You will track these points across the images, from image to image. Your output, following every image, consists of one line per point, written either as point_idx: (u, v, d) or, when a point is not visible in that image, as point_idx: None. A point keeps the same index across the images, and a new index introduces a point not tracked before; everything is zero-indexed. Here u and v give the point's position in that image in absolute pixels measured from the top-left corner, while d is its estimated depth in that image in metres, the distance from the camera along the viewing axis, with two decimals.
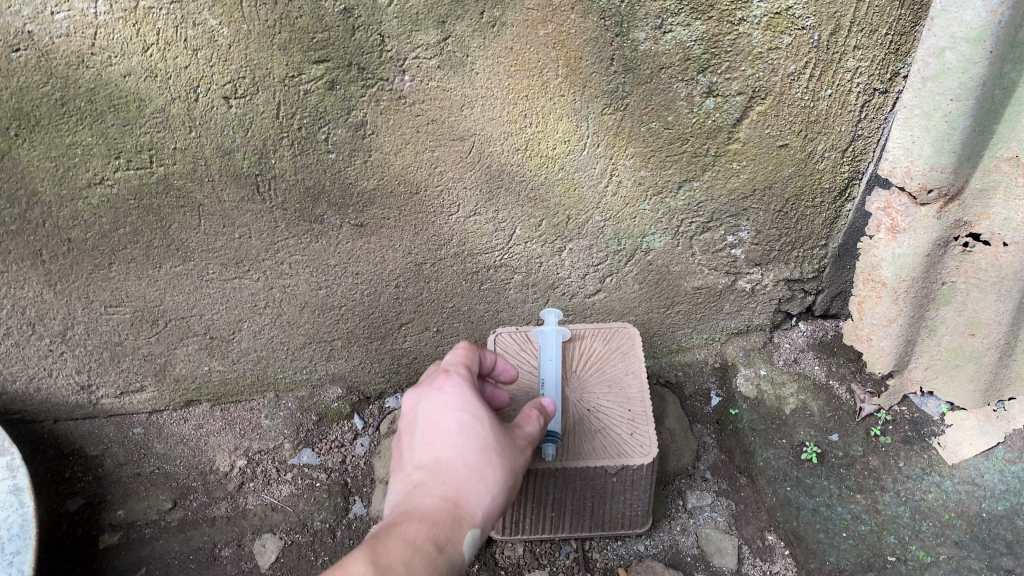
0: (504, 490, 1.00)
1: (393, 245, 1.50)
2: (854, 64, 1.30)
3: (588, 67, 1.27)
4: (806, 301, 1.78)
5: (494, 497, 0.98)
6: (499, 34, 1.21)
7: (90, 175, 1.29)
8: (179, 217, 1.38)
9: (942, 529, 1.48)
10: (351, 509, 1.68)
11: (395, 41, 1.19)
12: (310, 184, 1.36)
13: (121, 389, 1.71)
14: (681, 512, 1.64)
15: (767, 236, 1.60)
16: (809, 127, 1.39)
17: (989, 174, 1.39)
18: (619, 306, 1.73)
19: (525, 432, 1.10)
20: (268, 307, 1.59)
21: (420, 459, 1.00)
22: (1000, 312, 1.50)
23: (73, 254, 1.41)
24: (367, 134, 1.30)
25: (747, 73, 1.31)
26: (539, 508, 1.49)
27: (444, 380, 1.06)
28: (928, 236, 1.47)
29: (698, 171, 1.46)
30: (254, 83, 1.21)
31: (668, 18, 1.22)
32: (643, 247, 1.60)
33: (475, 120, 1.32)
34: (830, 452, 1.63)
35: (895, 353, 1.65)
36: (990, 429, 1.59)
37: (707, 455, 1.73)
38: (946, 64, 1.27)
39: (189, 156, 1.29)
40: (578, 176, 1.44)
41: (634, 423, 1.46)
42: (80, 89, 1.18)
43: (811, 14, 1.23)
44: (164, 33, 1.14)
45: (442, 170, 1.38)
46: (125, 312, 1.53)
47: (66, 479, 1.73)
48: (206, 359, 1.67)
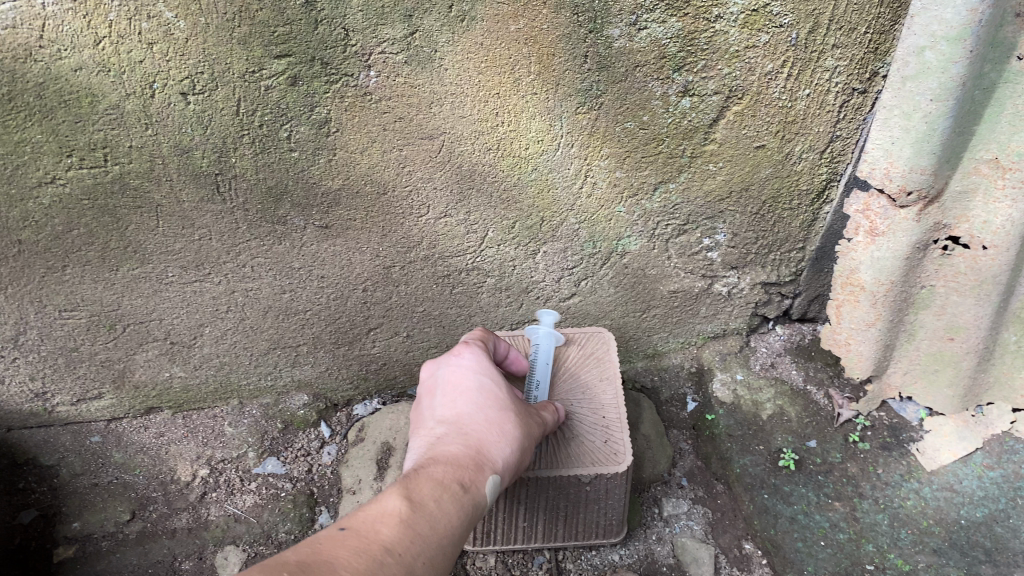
0: (521, 449, 1.09)
1: (360, 247, 1.46)
2: (833, 63, 1.27)
3: (561, 64, 1.23)
4: (783, 304, 1.75)
5: (513, 450, 1.07)
6: (469, 29, 1.17)
7: (41, 173, 1.23)
8: (136, 218, 1.33)
9: (920, 537, 1.45)
10: (317, 520, 1.61)
11: (360, 35, 1.15)
12: (272, 184, 1.31)
13: (78, 396, 1.65)
14: (657, 521, 1.60)
15: (744, 239, 1.57)
16: (787, 127, 1.36)
17: (968, 176, 1.38)
18: (594, 310, 1.70)
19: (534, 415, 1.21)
20: (231, 311, 1.54)
21: (443, 414, 1.09)
22: (980, 316, 1.48)
23: (24, 256, 1.34)
24: (332, 132, 1.25)
25: (724, 72, 1.27)
26: (512, 517, 1.45)
27: (462, 353, 1.19)
28: (908, 239, 1.45)
29: (674, 172, 1.42)
30: (212, 79, 1.16)
31: (643, 14, 1.18)
32: (619, 250, 1.56)
33: (445, 118, 1.27)
34: (807, 459, 1.60)
35: (874, 358, 1.63)
36: (968, 434, 1.56)
37: (683, 461, 1.68)
38: (926, 64, 1.25)
39: (146, 154, 1.24)
40: (552, 177, 1.40)
41: (609, 430, 1.43)
42: (27, 83, 1.12)
43: (789, 11, 1.20)
44: (117, 25, 1.08)
45: (410, 170, 1.34)
46: (80, 316, 1.47)
47: (19, 489, 1.66)
48: (167, 365, 1.62)
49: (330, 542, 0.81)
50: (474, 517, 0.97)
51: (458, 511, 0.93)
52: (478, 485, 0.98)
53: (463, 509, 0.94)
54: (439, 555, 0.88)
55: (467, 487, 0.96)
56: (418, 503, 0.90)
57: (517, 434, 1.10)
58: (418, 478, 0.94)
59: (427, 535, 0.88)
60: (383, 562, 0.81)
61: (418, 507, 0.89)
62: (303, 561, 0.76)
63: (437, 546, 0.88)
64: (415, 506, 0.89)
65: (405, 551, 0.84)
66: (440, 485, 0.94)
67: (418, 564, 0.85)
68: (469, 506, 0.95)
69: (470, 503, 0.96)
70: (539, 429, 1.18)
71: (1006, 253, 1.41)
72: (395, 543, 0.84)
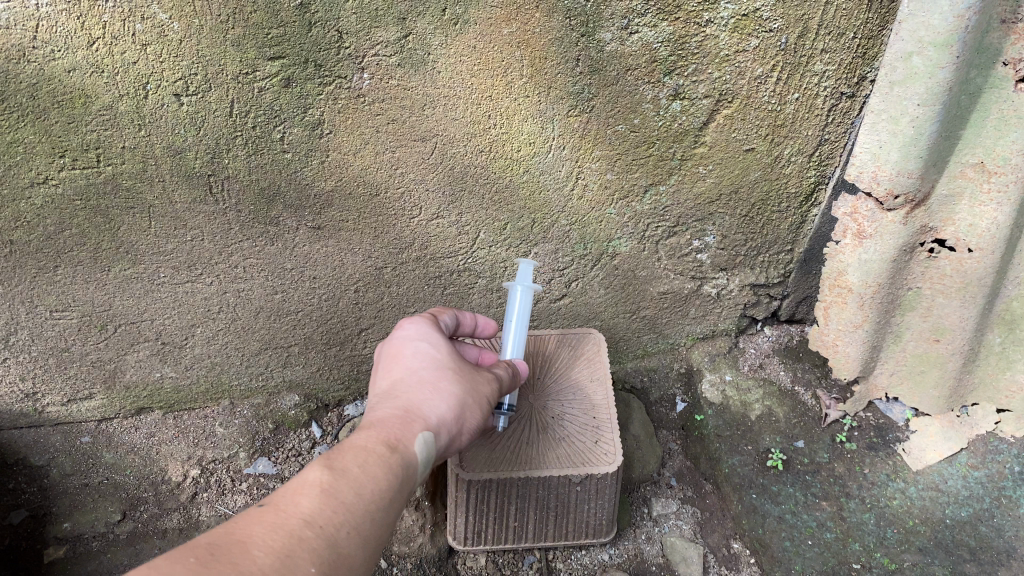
0: (461, 406, 1.07)
1: (352, 248, 1.46)
2: (821, 67, 1.28)
3: (553, 68, 1.24)
4: (771, 305, 1.77)
5: (450, 407, 1.06)
6: (462, 32, 1.18)
7: (33, 174, 1.23)
8: (128, 219, 1.33)
9: (906, 536, 1.47)
10: None
11: (354, 38, 1.15)
12: (265, 185, 1.32)
13: (68, 397, 1.64)
14: (646, 520, 1.62)
15: (733, 241, 1.58)
16: (776, 131, 1.38)
17: (955, 179, 1.40)
18: (585, 311, 1.70)
19: (492, 373, 1.18)
20: (222, 312, 1.54)
21: (382, 386, 1.10)
22: (965, 318, 1.50)
23: (16, 256, 1.34)
24: (325, 133, 1.26)
25: (714, 76, 1.28)
26: (503, 517, 1.45)
27: (412, 322, 1.19)
28: (895, 242, 1.47)
29: (665, 174, 1.43)
30: (206, 80, 1.16)
31: (634, 18, 1.19)
32: (609, 251, 1.57)
33: (437, 120, 1.28)
34: (795, 459, 1.61)
35: (861, 359, 1.64)
36: (953, 435, 1.58)
37: (672, 461, 1.72)
38: (913, 69, 1.26)
39: (139, 155, 1.24)
40: (543, 179, 1.41)
41: (599, 431, 1.45)
42: (20, 84, 1.12)
43: (779, 16, 1.21)
44: (111, 26, 1.09)
45: (403, 171, 1.34)
46: (71, 317, 1.47)
47: (9, 489, 1.66)
48: (158, 365, 1.62)
49: (248, 520, 0.80)
50: (405, 479, 0.96)
51: (385, 474, 0.92)
52: (402, 444, 0.97)
53: (391, 472, 0.93)
54: (367, 522, 0.88)
55: (390, 448, 0.95)
56: (341, 470, 0.89)
57: (457, 391, 1.08)
58: (343, 447, 0.94)
59: (352, 503, 0.87)
60: (303, 536, 0.80)
61: (341, 476, 0.88)
62: (215, 545, 0.75)
63: (362, 512, 0.87)
64: (336, 474, 0.88)
65: (326, 522, 0.83)
66: (364, 451, 0.93)
67: (342, 535, 0.84)
68: (397, 468, 0.94)
69: (399, 466, 0.95)
70: (495, 385, 1.15)
71: (991, 255, 1.42)
72: (316, 514, 0.83)
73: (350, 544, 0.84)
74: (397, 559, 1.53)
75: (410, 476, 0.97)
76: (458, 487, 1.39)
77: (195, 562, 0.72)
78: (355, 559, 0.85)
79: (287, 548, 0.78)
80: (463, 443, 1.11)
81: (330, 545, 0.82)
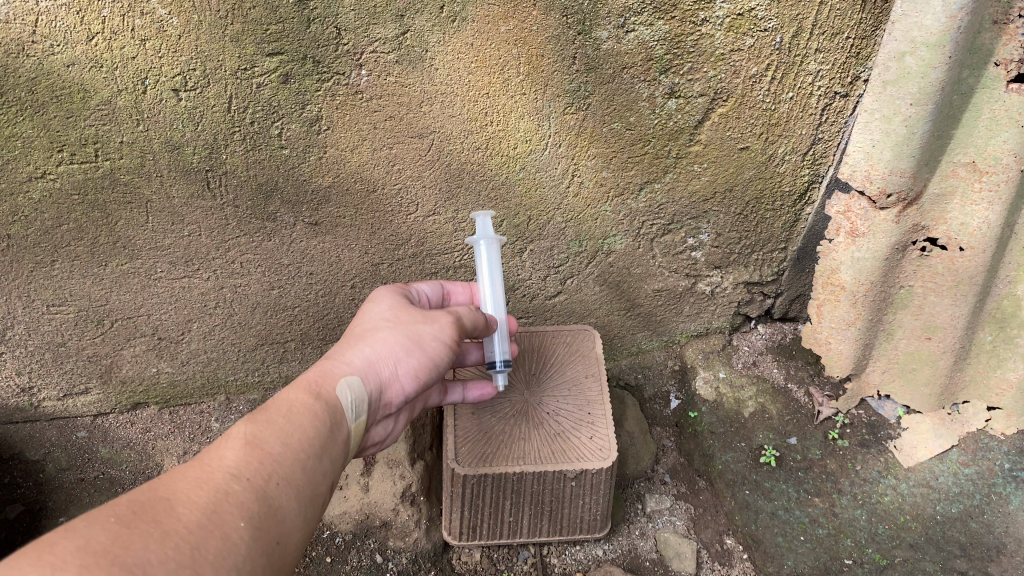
0: (390, 354, 1.15)
1: (349, 244, 1.47)
2: (815, 67, 1.30)
3: (550, 66, 1.25)
4: (765, 303, 1.78)
5: (374, 357, 1.14)
6: (459, 29, 1.18)
7: (31, 168, 1.23)
8: (126, 214, 1.33)
9: (897, 532, 1.48)
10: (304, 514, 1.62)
11: (352, 34, 1.16)
12: (263, 181, 1.32)
13: (64, 392, 1.65)
14: (640, 516, 1.65)
15: (727, 239, 1.60)
16: (770, 130, 1.39)
17: (946, 178, 1.42)
18: (580, 308, 1.72)
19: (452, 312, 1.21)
20: (219, 307, 1.54)
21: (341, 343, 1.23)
22: (956, 315, 1.51)
23: (13, 250, 1.35)
24: (323, 129, 1.27)
25: (709, 75, 1.29)
26: (498, 513, 1.46)
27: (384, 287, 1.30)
28: (887, 240, 1.48)
29: (660, 172, 1.45)
30: (204, 76, 1.17)
31: (631, 17, 1.20)
32: (604, 249, 1.58)
33: (434, 117, 1.29)
34: (788, 455, 1.63)
35: (854, 356, 1.66)
36: (945, 432, 1.59)
37: (666, 457, 1.73)
38: (906, 69, 1.28)
39: (137, 150, 1.24)
40: (539, 176, 1.42)
41: (594, 427, 1.45)
42: (20, 78, 1.13)
43: (773, 16, 1.22)
44: (110, 21, 1.09)
45: (400, 168, 1.35)
46: (68, 312, 1.48)
47: (5, 484, 1.68)
48: (154, 360, 1.62)
49: (171, 481, 0.87)
50: (330, 431, 1.04)
51: (305, 422, 1.01)
52: (321, 389, 1.08)
53: (312, 427, 1.01)
54: (293, 474, 0.95)
55: (309, 395, 1.06)
56: (261, 434, 0.97)
57: (389, 337, 1.16)
58: (269, 405, 1.03)
59: (273, 461, 0.94)
60: (228, 491, 0.87)
61: (263, 437, 0.96)
62: (138, 504, 0.81)
63: (286, 465, 0.95)
64: (257, 437, 0.96)
65: (252, 476, 0.91)
66: (286, 402, 1.03)
67: (267, 487, 0.91)
68: (319, 417, 1.03)
69: (323, 416, 1.04)
70: (447, 321, 1.17)
71: (982, 254, 1.44)
72: (240, 470, 0.91)
73: (277, 495, 0.92)
74: (392, 553, 1.53)
75: (335, 419, 1.06)
76: (454, 483, 1.40)
77: (117, 522, 0.78)
78: (283, 510, 0.92)
79: (215, 502, 0.85)
80: (414, 385, 1.17)
81: (257, 496, 0.89)
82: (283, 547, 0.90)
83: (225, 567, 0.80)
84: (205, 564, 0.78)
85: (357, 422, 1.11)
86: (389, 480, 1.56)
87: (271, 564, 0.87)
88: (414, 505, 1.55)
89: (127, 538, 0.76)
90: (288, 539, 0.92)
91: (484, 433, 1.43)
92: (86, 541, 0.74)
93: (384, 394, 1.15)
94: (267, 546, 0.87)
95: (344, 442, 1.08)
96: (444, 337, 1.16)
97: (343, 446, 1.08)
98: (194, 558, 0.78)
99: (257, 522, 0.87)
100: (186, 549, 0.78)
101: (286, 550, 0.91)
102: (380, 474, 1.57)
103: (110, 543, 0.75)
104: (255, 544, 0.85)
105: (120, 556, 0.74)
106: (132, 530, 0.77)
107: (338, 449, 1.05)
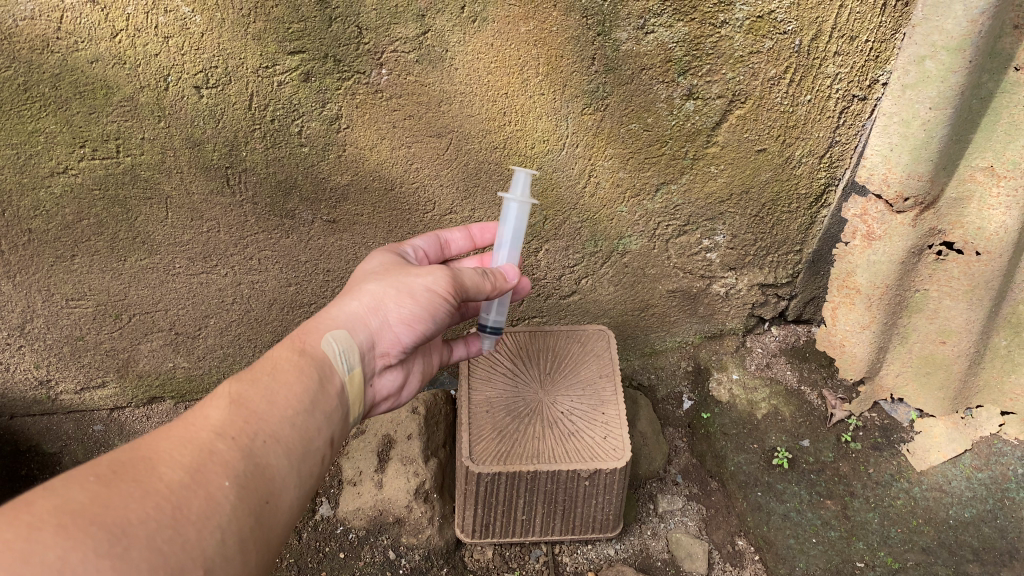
0: (379, 305, 1.17)
1: (365, 241, 1.48)
2: (834, 70, 1.29)
3: (569, 66, 1.25)
4: (779, 305, 1.78)
5: (360, 309, 1.17)
6: (479, 29, 1.18)
7: (53, 163, 1.25)
8: (145, 209, 1.34)
9: (910, 536, 1.48)
10: (317, 510, 1.62)
11: (374, 34, 1.15)
12: (281, 178, 1.33)
13: (81, 385, 1.69)
14: (652, 516, 1.65)
15: (742, 241, 1.60)
16: (787, 132, 1.39)
17: (964, 183, 1.41)
18: (594, 307, 1.73)
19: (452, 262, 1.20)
20: (236, 303, 1.57)
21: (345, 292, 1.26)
22: (971, 320, 1.51)
23: (34, 245, 1.37)
24: (342, 128, 1.27)
25: (727, 77, 1.29)
26: (511, 511, 1.46)
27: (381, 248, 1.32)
28: (904, 244, 1.48)
29: (676, 173, 1.45)
30: (226, 73, 1.17)
31: (650, 18, 1.19)
32: (619, 249, 1.59)
33: (453, 116, 1.29)
34: (801, 458, 1.63)
35: (868, 360, 1.65)
36: (957, 436, 1.59)
37: (678, 458, 1.73)
38: (926, 73, 1.27)
39: (158, 146, 1.25)
40: (556, 175, 1.42)
41: (608, 426, 1.46)
42: (44, 74, 1.13)
43: (793, 18, 1.21)
44: (134, 18, 1.09)
45: (418, 167, 1.36)
46: (87, 305, 1.50)
47: (22, 476, 1.73)
48: (170, 355, 1.65)
49: (154, 442, 0.89)
50: (318, 390, 1.07)
51: (289, 379, 1.04)
52: (307, 342, 1.11)
53: (298, 385, 1.04)
54: (279, 432, 0.98)
55: (294, 351, 1.09)
56: (244, 395, 1.00)
57: (380, 285, 1.18)
58: (253, 368, 1.06)
59: (256, 419, 0.97)
60: (211, 449, 0.89)
61: (245, 397, 0.98)
62: (118, 465, 0.83)
63: (269, 423, 0.98)
64: (240, 398, 0.99)
65: (237, 433, 0.94)
66: (271, 362, 1.06)
67: (251, 445, 0.94)
68: (305, 374, 1.06)
69: (309, 371, 1.07)
70: (442, 270, 1.16)
71: (999, 258, 1.44)
72: (222, 429, 0.93)
73: (262, 453, 0.94)
74: (406, 550, 1.55)
75: (324, 373, 1.09)
76: (468, 480, 1.41)
77: (95, 481, 0.80)
78: (269, 468, 0.94)
79: (198, 459, 0.87)
80: (409, 333, 1.19)
81: (242, 454, 0.92)
82: (272, 505, 0.93)
83: (210, 523, 0.82)
84: (189, 522, 0.81)
85: (351, 370, 1.13)
86: (403, 477, 1.55)
87: (259, 522, 0.89)
88: (428, 502, 1.55)
89: (106, 497, 0.78)
90: (278, 496, 0.94)
91: (498, 431, 1.43)
92: (65, 500, 0.76)
93: (376, 343, 1.18)
94: (254, 503, 0.89)
95: (337, 396, 1.10)
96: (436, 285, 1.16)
97: (336, 404, 1.10)
98: (177, 516, 0.80)
99: (243, 479, 0.89)
100: (167, 508, 0.80)
101: (274, 509, 0.93)
102: (394, 470, 1.57)
103: (90, 501, 0.77)
104: (241, 501, 0.88)
105: (100, 514, 0.75)
106: (111, 490, 0.79)
107: (329, 408, 1.08)
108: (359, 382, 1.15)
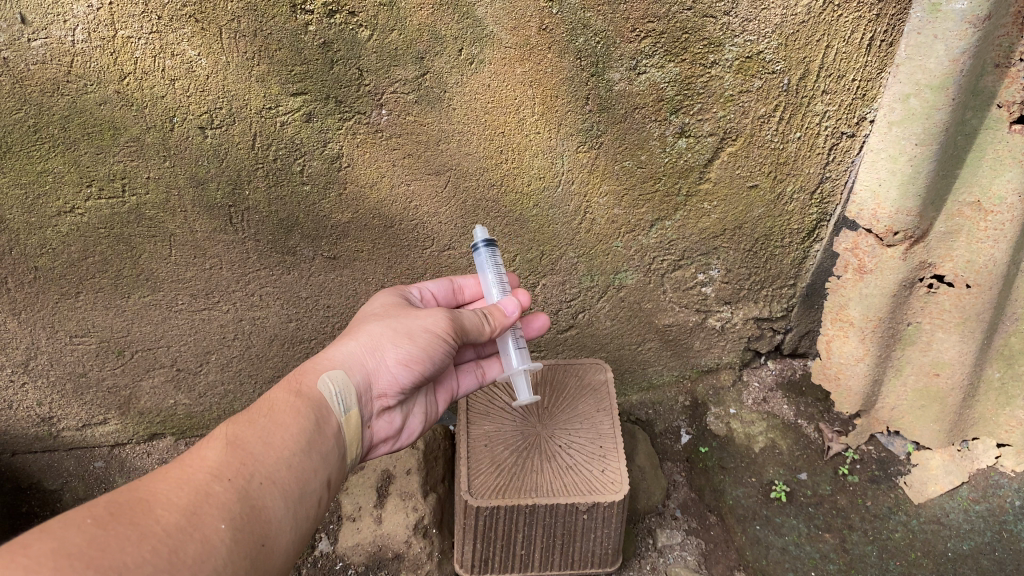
0: (378, 347, 1.19)
1: (365, 278, 1.50)
2: (822, 108, 1.33)
3: (563, 106, 1.28)
4: (774, 340, 1.80)
5: (360, 351, 1.20)
6: (476, 71, 1.21)
7: (61, 203, 1.28)
8: (150, 247, 1.37)
9: (908, 569, 1.47)
10: (317, 546, 1.59)
11: (374, 76, 1.19)
12: (283, 216, 1.36)
13: (83, 422, 1.71)
14: (651, 551, 1.66)
15: (736, 275, 1.62)
16: (778, 168, 1.42)
17: (952, 217, 1.44)
18: (591, 341, 1.76)
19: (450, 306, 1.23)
20: (237, 339, 1.59)
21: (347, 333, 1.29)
22: (964, 353, 1.52)
23: (40, 282, 1.39)
24: (343, 166, 1.30)
25: (719, 115, 1.32)
26: (509, 546, 1.47)
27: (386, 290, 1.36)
28: (895, 277, 1.51)
29: (670, 210, 1.48)
30: (230, 114, 1.20)
31: (642, 60, 1.23)
32: (615, 284, 1.62)
33: (452, 154, 1.32)
34: (799, 491, 1.63)
35: (863, 393, 1.68)
36: (954, 468, 1.60)
37: (676, 493, 1.74)
38: (911, 111, 1.30)
39: (163, 186, 1.28)
40: (553, 212, 1.45)
41: (606, 460, 1.47)
42: (53, 116, 1.17)
43: (781, 58, 1.25)
44: (142, 62, 1.13)
45: (417, 204, 1.39)
46: (90, 342, 1.52)
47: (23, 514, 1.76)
48: (172, 392, 1.67)
49: (150, 485, 0.90)
50: (315, 431, 1.09)
51: (286, 421, 1.06)
52: (304, 383, 1.14)
53: (295, 428, 1.06)
54: (276, 474, 0.99)
55: (292, 393, 1.11)
56: (241, 437, 1.01)
57: (380, 327, 1.21)
58: (251, 410, 1.08)
59: (253, 462, 0.99)
60: (208, 492, 0.91)
61: (242, 440, 1.00)
62: (115, 508, 0.84)
63: (266, 466, 0.99)
64: (238, 441, 1.01)
65: (234, 476, 0.95)
66: (268, 405, 1.09)
67: (247, 487, 0.95)
68: (302, 415, 1.08)
69: (307, 412, 1.09)
70: (441, 314, 1.18)
71: (989, 291, 1.45)
72: (219, 472, 0.95)
73: (259, 495, 0.96)
74: None
75: (321, 414, 1.11)
76: (467, 515, 1.41)
77: (92, 524, 0.80)
78: (266, 510, 0.95)
79: (194, 502, 0.89)
80: (407, 375, 1.21)
81: (239, 497, 0.93)
82: (269, 548, 0.94)
83: (207, 567, 0.83)
84: (185, 565, 0.82)
85: (347, 411, 1.15)
86: (402, 512, 1.57)
87: (256, 565, 0.90)
88: (427, 538, 1.55)
89: (102, 540, 0.79)
90: (274, 539, 0.95)
91: (498, 466, 1.44)
92: (61, 543, 0.77)
93: (374, 384, 1.20)
94: (250, 546, 0.90)
95: (333, 437, 1.12)
96: (434, 330, 1.18)
97: (333, 445, 1.12)
98: (173, 560, 0.81)
99: (239, 523, 0.90)
100: (164, 552, 0.81)
101: (271, 553, 0.94)
102: (394, 506, 1.58)
103: (87, 543, 0.77)
104: (237, 543, 0.89)
105: (97, 558, 0.76)
106: (108, 533, 0.80)
107: (325, 451, 1.09)
108: (355, 425, 1.17)
